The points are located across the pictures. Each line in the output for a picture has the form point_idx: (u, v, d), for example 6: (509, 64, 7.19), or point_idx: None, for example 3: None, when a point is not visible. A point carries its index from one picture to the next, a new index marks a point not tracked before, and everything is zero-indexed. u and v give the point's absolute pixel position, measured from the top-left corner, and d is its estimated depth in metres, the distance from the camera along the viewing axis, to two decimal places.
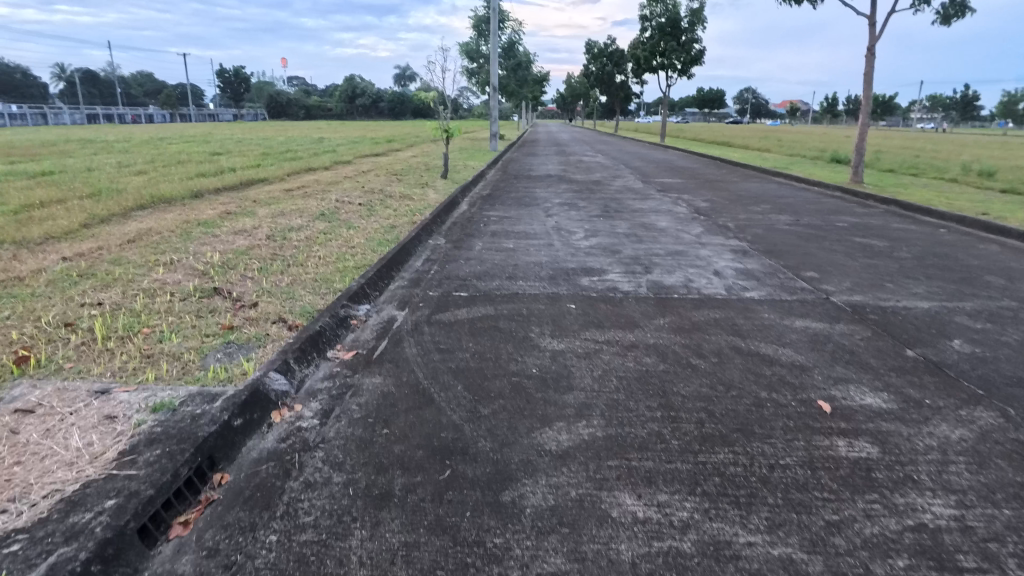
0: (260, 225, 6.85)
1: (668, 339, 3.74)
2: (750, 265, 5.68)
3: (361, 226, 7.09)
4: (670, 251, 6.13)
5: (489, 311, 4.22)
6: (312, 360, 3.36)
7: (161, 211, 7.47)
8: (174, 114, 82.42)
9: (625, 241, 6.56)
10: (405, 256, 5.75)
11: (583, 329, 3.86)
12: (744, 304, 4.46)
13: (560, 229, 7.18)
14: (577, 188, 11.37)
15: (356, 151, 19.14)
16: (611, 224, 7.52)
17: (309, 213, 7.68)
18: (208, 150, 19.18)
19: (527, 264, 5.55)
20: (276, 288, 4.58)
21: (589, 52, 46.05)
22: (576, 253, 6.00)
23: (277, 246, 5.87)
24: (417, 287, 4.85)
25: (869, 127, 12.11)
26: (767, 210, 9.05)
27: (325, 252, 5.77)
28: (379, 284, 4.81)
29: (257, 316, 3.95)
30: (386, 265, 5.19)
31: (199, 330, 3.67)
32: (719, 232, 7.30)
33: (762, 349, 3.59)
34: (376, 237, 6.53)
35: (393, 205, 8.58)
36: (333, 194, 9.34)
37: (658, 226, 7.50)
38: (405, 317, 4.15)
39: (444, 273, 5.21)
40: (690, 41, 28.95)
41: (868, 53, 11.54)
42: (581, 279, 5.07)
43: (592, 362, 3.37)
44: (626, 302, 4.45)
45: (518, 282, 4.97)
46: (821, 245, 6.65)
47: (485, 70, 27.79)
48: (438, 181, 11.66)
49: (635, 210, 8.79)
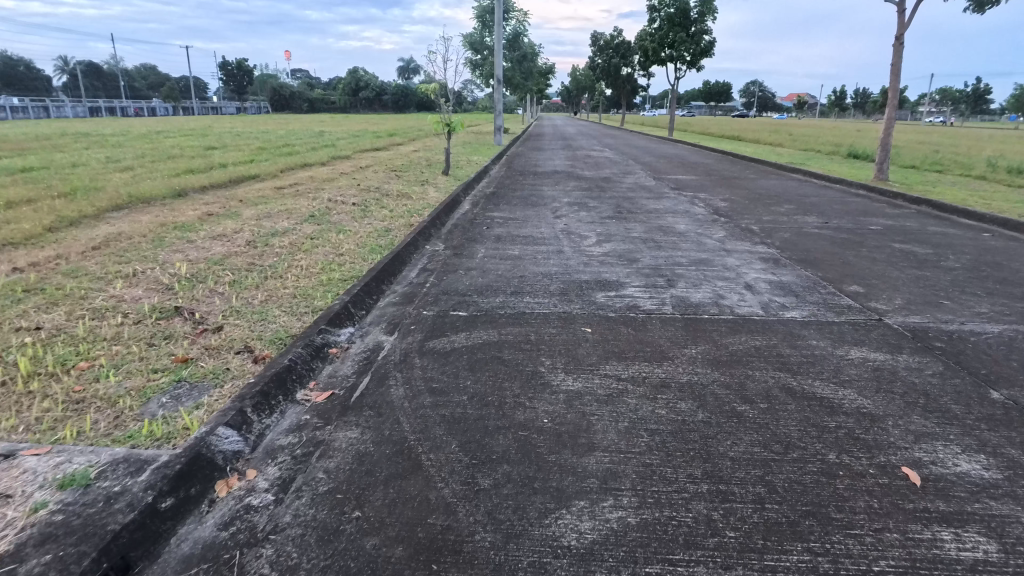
0: (242, 228, 6.28)
1: (704, 375, 3.15)
2: (784, 276, 5.06)
3: (353, 229, 6.52)
4: (693, 260, 5.52)
5: (492, 337, 3.62)
6: (276, 406, 2.77)
7: (138, 212, 6.92)
8: (177, 107, 81.94)
9: (642, 247, 5.95)
10: (398, 266, 5.16)
11: (602, 362, 3.26)
12: (786, 328, 3.86)
13: (570, 233, 6.58)
14: (586, 185, 10.74)
15: (356, 145, 18.56)
16: (625, 227, 6.92)
17: (298, 215, 7.11)
18: (203, 144, 18.63)
19: (535, 275, 4.96)
20: (247, 307, 4.00)
21: (596, 44, 45.22)
22: (589, 262, 5.41)
23: (256, 254, 5.29)
24: (411, 304, 4.26)
25: (895, 121, 11.41)
26: (793, 211, 8.40)
27: (310, 261, 5.19)
28: (367, 301, 4.22)
29: (217, 345, 3.37)
30: (376, 277, 4.60)
31: (145, 366, 3.09)
32: (744, 236, 6.68)
33: (819, 391, 2.99)
34: (368, 243, 5.95)
35: (390, 206, 7.99)
36: (327, 193, 8.76)
37: (676, 230, 6.88)
38: (394, 344, 3.56)
39: (441, 287, 4.62)
40: (700, 32, 28.09)
41: (896, 43, 10.85)
42: (596, 294, 4.47)
43: (616, 410, 2.77)
44: (649, 325, 3.86)
45: (524, 297, 4.38)
46: (859, 253, 6.02)
47: (489, 62, 27.10)
48: (439, 178, 11.06)
49: (650, 210, 8.16)
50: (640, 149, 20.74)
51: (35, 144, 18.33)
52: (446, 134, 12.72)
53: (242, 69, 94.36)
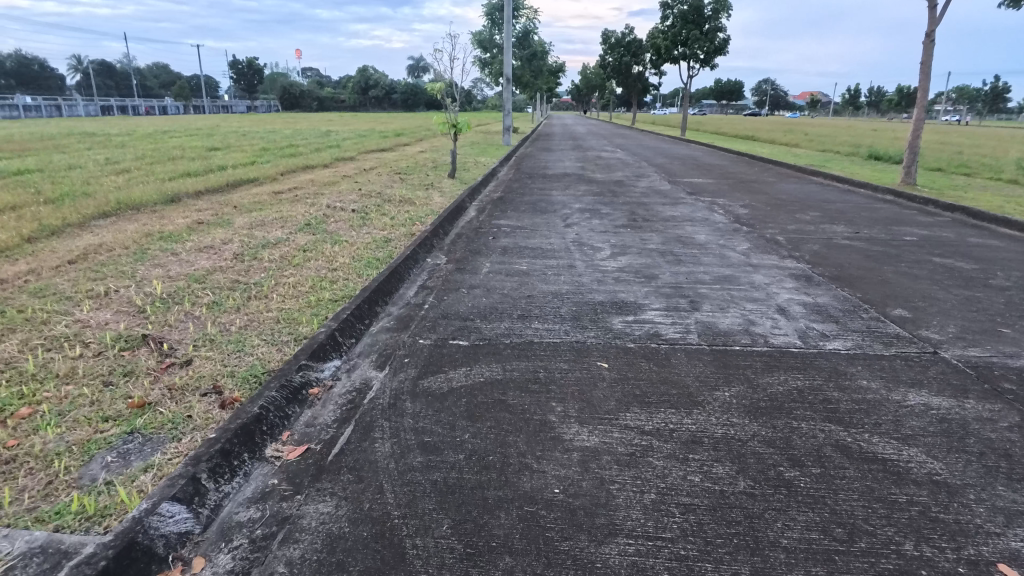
0: (231, 239, 5.89)
1: (742, 427, 2.69)
2: (819, 298, 4.59)
3: (350, 239, 6.11)
4: (717, 277, 5.06)
5: (495, 374, 3.19)
6: (239, 468, 2.36)
7: (125, 220, 6.55)
8: (187, 106, 82.21)
9: (660, 262, 5.49)
10: (395, 284, 4.75)
11: (621, 410, 2.82)
12: (830, 364, 3.39)
13: (582, 244, 6.14)
14: (598, 190, 10.28)
15: (361, 146, 18.20)
16: (641, 238, 6.46)
17: (293, 223, 6.71)
18: (207, 145, 18.34)
19: (544, 295, 4.52)
20: (223, 335, 3.59)
21: (607, 43, 44.67)
22: (604, 279, 4.96)
23: (242, 270, 4.89)
24: (406, 330, 3.83)
25: (924, 122, 10.84)
26: (818, 219, 7.91)
27: (300, 277, 4.78)
28: (357, 327, 3.80)
29: (182, 385, 2.96)
30: (369, 298, 4.17)
31: (94, 413, 2.69)
32: (770, 248, 6.21)
33: (880, 453, 2.53)
34: (365, 255, 5.54)
35: (392, 212, 7.58)
36: (327, 198, 8.37)
37: (696, 241, 6.41)
38: (384, 381, 3.13)
39: (440, 310, 4.19)
40: (714, 30, 27.46)
41: (926, 40, 10.30)
42: (612, 319, 4.02)
43: (641, 476, 2.33)
44: (674, 359, 3.40)
45: (532, 323, 3.94)
46: (897, 269, 5.53)
47: (498, 60, 26.65)
48: (445, 181, 10.65)
49: (667, 218, 7.70)
50: (652, 149, 20.23)
51: (38, 144, 18.09)
52: (452, 135, 12.30)
53: (252, 68, 94.48)
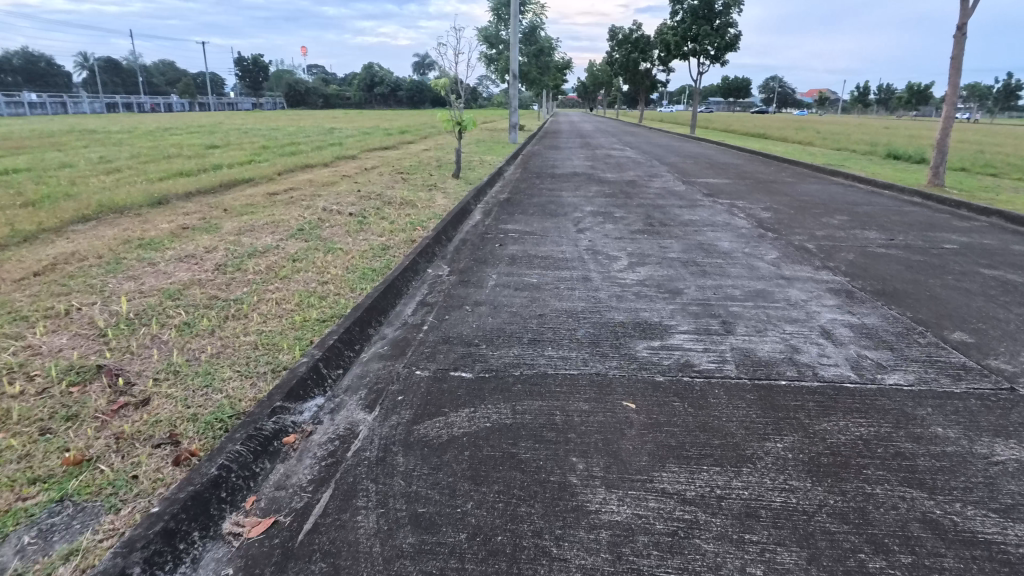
0: (217, 247, 5.45)
1: (805, 495, 2.21)
2: (866, 317, 4.09)
3: (345, 247, 5.65)
4: (748, 292, 4.56)
5: (503, 419, 2.71)
6: (185, 554, 1.89)
7: (105, 225, 6.13)
8: (193, 103, 82.03)
9: (684, 274, 5.00)
10: (392, 299, 4.27)
11: (655, 469, 2.35)
12: (895, 405, 2.89)
13: (597, 252, 5.66)
14: (610, 191, 9.79)
15: (364, 143, 17.77)
16: (660, 245, 5.97)
17: (286, 228, 6.27)
18: (206, 142, 17.93)
19: (558, 315, 4.04)
20: (191, 365, 3.12)
21: (615, 39, 44.11)
22: (623, 294, 4.48)
23: (223, 283, 4.43)
24: (401, 359, 3.36)
25: (954, 120, 10.28)
26: (848, 224, 7.39)
27: (286, 292, 4.32)
28: (345, 355, 3.33)
29: (131, 434, 2.49)
30: (361, 319, 3.70)
31: (21, 472, 2.23)
32: (801, 257, 5.71)
33: (980, 532, 2.04)
34: (360, 265, 5.08)
35: (392, 216, 7.11)
36: (324, 200, 7.91)
37: (720, 250, 5.90)
38: (372, 427, 2.66)
39: (441, 332, 3.71)
40: (725, 25, 26.83)
41: (959, 33, 9.73)
42: (636, 344, 3.54)
43: (688, 567, 1.86)
44: (712, 399, 2.91)
45: (545, 349, 3.46)
46: (945, 282, 5.01)
47: (504, 56, 26.16)
48: (450, 181, 10.18)
49: (685, 222, 7.21)
50: (663, 148, 19.71)
51: (37, 141, 17.79)
52: (457, 133, 11.82)
53: (258, 64, 94.18)
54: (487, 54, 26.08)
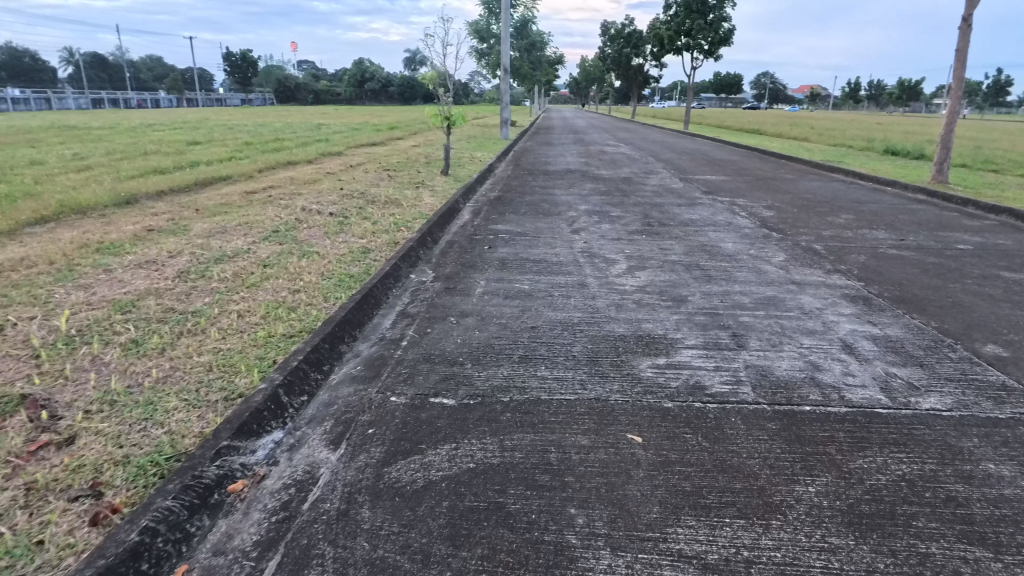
0: (183, 251, 5.03)
1: (848, 557, 1.85)
2: (888, 328, 3.74)
3: (323, 250, 5.24)
4: (758, 300, 4.20)
5: (489, 458, 2.33)
6: None
7: (63, 228, 5.68)
8: (180, 99, 81.04)
9: (687, 279, 4.63)
10: (370, 311, 3.88)
11: (669, 524, 1.98)
12: (936, 435, 2.53)
13: (593, 255, 5.29)
14: (605, 188, 9.42)
15: (352, 140, 17.30)
16: (660, 247, 5.60)
17: (259, 229, 5.85)
18: (188, 138, 17.41)
19: (551, 327, 3.65)
20: (131, 393, 2.72)
21: (607, 34, 43.70)
22: (623, 302, 4.11)
23: (183, 293, 4.02)
24: (375, 382, 2.96)
25: (959, 115, 9.96)
26: (854, 223, 7.05)
27: (252, 303, 3.91)
28: (312, 379, 2.93)
29: (45, 485, 2.10)
30: (332, 335, 3.30)
31: None
32: (811, 259, 5.35)
33: None
34: (337, 271, 4.68)
35: (376, 216, 6.70)
36: (304, 199, 7.49)
37: (723, 252, 5.54)
38: (335, 470, 2.27)
39: (422, 350, 3.32)
40: (719, 19, 26.46)
41: (964, 24, 9.41)
42: (640, 363, 3.16)
43: None
44: (729, 430, 2.55)
45: (538, 369, 3.08)
46: (967, 287, 4.67)
47: (495, 51, 25.70)
48: (439, 179, 9.77)
49: (685, 222, 6.84)
50: (657, 144, 19.36)
51: (12, 138, 17.20)
52: (446, 128, 11.39)
53: (246, 60, 93.01)
54: (478, 49, 25.62)
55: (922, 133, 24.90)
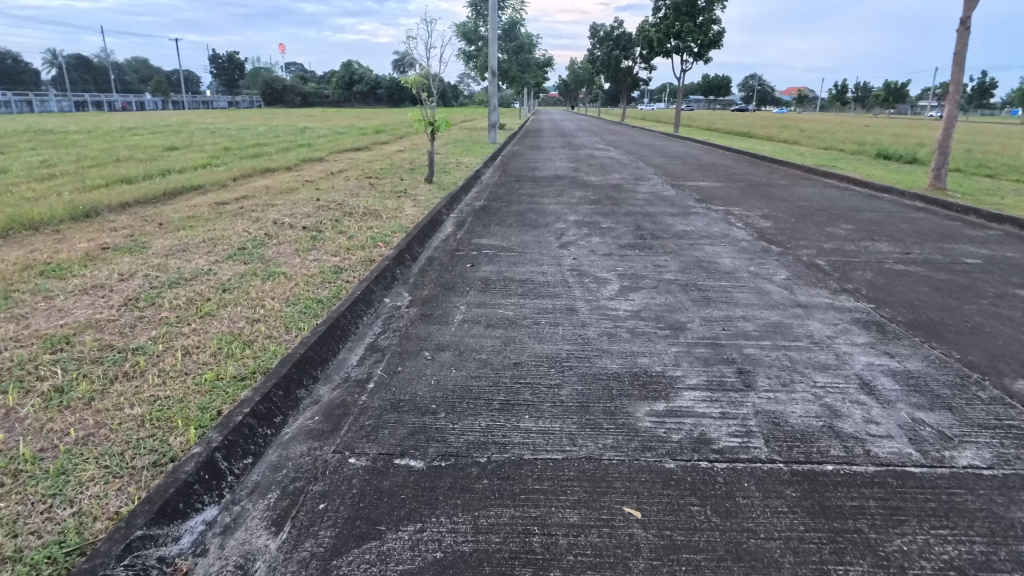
0: (136, 274, 4.61)
1: None
2: (907, 361, 3.40)
3: (291, 270, 4.84)
4: (763, 327, 3.85)
5: (461, 545, 1.94)
6: None
7: (9, 246, 5.23)
8: (165, 101, 79.98)
9: (684, 302, 4.27)
10: (335, 345, 3.48)
11: None
12: (981, 503, 2.18)
13: (583, 274, 4.93)
14: (595, 196, 9.08)
15: (336, 144, 16.87)
16: (654, 264, 5.25)
17: (224, 246, 5.44)
18: (165, 143, 16.87)
19: (537, 363, 3.28)
20: (42, 460, 2.32)
21: (596, 36, 43.49)
22: (616, 331, 3.74)
23: (128, 325, 3.61)
24: (333, 438, 2.57)
25: (956, 119, 9.71)
26: (855, 235, 6.73)
27: (203, 336, 3.50)
28: (258, 435, 2.53)
29: None
30: (287, 376, 2.91)
31: None
32: (815, 277, 5.02)
33: None
34: (304, 295, 4.28)
35: (352, 229, 6.30)
36: (277, 211, 7.07)
37: (721, 269, 5.19)
38: (273, 565, 1.88)
39: (390, 395, 2.93)
40: (708, 21, 26.27)
41: (962, 26, 9.16)
42: (636, 410, 2.79)
43: None
44: (742, 499, 2.18)
45: (521, 419, 2.70)
46: (982, 308, 4.35)
47: (483, 53, 25.34)
48: (422, 187, 9.38)
49: (680, 234, 6.50)
50: (647, 147, 19.07)
51: None
52: (430, 133, 11.01)
53: (233, 61, 91.88)
54: (465, 51, 25.24)
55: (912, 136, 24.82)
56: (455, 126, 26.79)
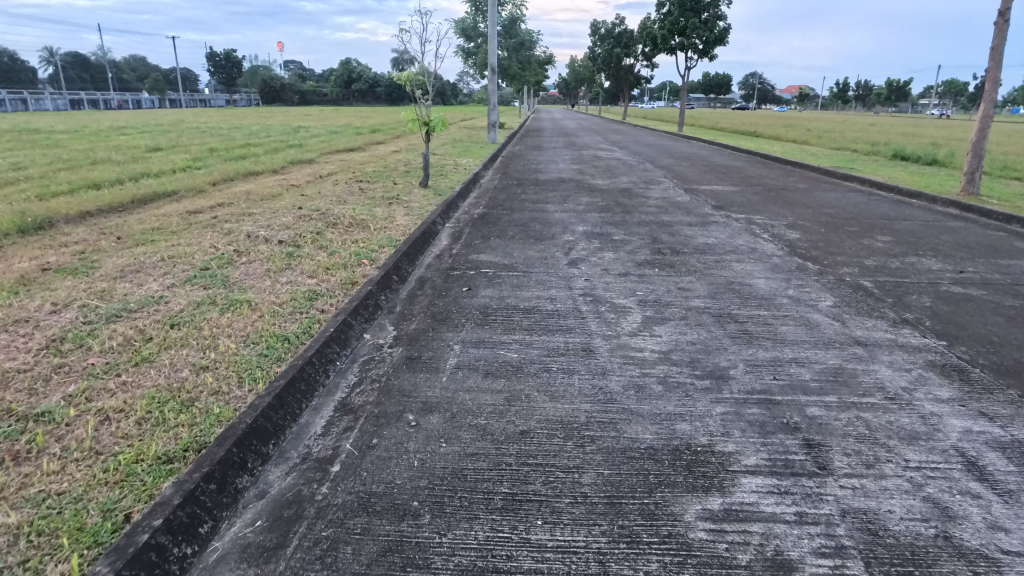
0: (74, 303, 3.91)
1: None
2: (1013, 425, 2.71)
3: (257, 297, 4.15)
4: (822, 376, 3.16)
5: None
6: None
7: None
8: (161, 99, 79.15)
9: (721, 340, 3.58)
10: (297, 405, 2.79)
11: None
12: None
13: (598, 301, 4.23)
14: (603, 202, 8.40)
15: (329, 145, 16.18)
16: (678, 287, 4.55)
17: (185, 266, 4.75)
18: (151, 143, 16.13)
19: (550, 433, 2.59)
20: None
21: (597, 34, 42.78)
22: (644, 382, 3.05)
23: (42, 377, 2.92)
24: (274, 562, 1.88)
25: (991, 119, 9.01)
26: (896, 249, 6.04)
27: (132, 394, 2.81)
28: (171, 559, 1.86)
29: None
30: (223, 461, 2.23)
31: None
32: (866, 303, 4.34)
33: None
34: (268, 332, 3.59)
35: (334, 243, 5.62)
36: (253, 221, 6.38)
37: (756, 293, 4.51)
38: None
39: (358, 485, 2.24)
40: (714, 18, 25.57)
41: (1000, 19, 8.46)
42: (683, 511, 2.10)
43: None
44: None
45: (532, 529, 2.01)
46: None
47: (483, 50, 24.63)
48: (416, 192, 8.68)
49: (702, 248, 5.81)
50: (652, 147, 18.36)
51: None
52: (425, 134, 10.31)
53: (230, 59, 91.13)
54: (464, 48, 24.51)
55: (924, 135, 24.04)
56: (453, 125, 26.09)
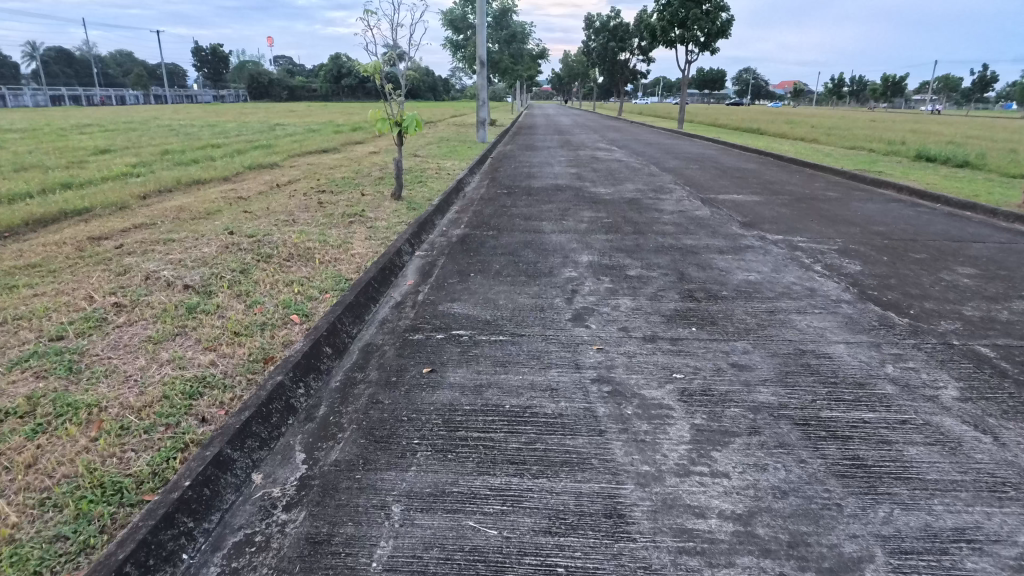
0: None
1: None
2: None
3: (106, 396, 2.74)
4: None
5: None
6: None
7: None
8: (144, 95, 77.03)
9: (828, 489, 2.22)
10: None
11: None
12: None
13: (621, 396, 2.86)
14: (609, 218, 7.05)
15: (300, 145, 14.69)
16: (732, 366, 3.18)
17: (27, 335, 3.32)
18: (103, 145, 14.57)
19: None
20: None
21: (592, 28, 41.32)
22: None
23: None
24: None
25: None
26: (992, 288, 4.69)
27: None
28: None
29: None
30: None
31: None
32: (1008, 394, 2.98)
33: None
34: (88, 480, 2.19)
35: (259, 288, 4.21)
36: (163, 252, 4.95)
37: (845, 374, 3.15)
38: None
39: None
40: (716, 8, 24.18)
41: None
42: None
43: None
44: None
45: None
46: None
47: (472, 43, 23.11)
48: (386, 206, 7.28)
49: (745, 290, 4.46)
50: (654, 147, 16.94)
51: None
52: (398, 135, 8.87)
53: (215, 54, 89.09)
54: (452, 40, 23.04)
55: (938, 133, 22.81)
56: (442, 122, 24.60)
